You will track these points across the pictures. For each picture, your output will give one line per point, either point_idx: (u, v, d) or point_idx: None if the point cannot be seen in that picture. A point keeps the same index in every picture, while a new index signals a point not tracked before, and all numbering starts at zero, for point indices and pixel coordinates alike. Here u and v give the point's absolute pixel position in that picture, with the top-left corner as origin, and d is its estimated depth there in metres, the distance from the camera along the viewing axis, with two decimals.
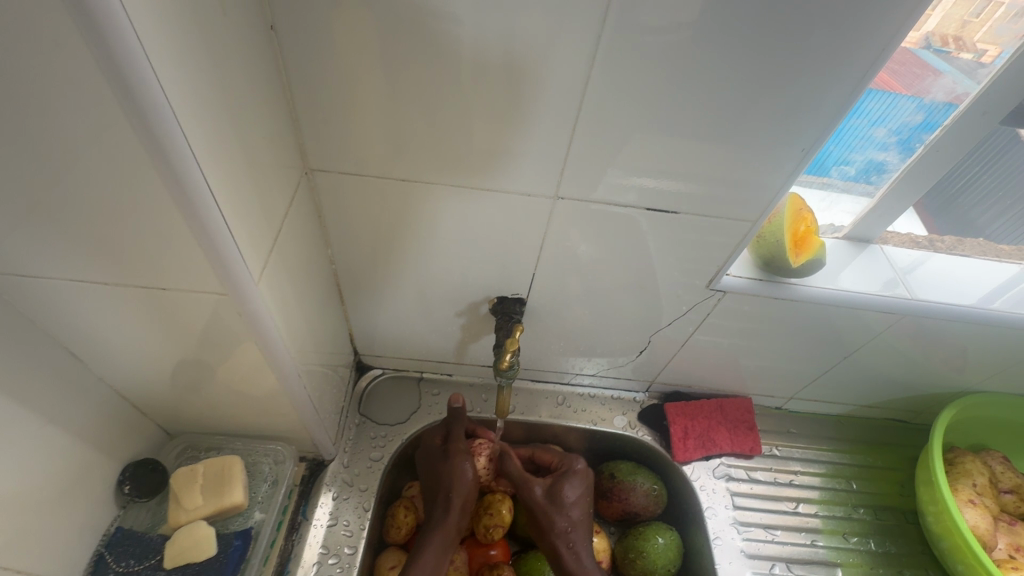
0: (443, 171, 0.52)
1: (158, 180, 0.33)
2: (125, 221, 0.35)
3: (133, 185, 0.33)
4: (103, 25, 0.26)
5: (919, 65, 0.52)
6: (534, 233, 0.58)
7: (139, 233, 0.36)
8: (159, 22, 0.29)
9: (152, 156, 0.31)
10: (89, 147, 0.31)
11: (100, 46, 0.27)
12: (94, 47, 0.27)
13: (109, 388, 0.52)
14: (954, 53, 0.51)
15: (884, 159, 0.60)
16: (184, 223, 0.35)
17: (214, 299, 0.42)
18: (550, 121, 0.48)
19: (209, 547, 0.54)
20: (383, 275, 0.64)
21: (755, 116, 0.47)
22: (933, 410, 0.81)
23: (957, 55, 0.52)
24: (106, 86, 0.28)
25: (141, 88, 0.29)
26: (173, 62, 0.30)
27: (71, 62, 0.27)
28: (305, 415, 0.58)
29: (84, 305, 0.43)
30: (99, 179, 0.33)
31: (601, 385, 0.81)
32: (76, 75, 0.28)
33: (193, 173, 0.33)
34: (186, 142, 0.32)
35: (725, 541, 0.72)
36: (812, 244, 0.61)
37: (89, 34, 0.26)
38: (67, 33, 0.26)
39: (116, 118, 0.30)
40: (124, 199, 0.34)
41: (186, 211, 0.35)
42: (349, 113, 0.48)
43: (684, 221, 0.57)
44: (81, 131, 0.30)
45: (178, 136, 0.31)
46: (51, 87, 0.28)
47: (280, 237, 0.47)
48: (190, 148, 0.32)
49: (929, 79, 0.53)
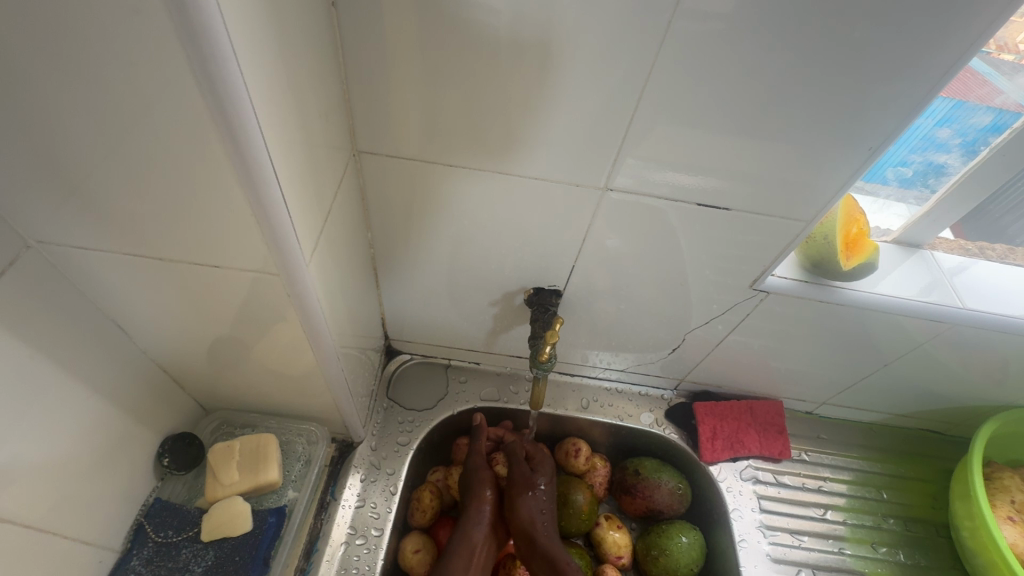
0: (487, 158, 0.51)
1: (220, 155, 0.32)
2: (184, 198, 0.35)
3: (197, 160, 0.33)
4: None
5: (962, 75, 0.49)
6: (575, 225, 0.57)
7: (197, 210, 0.36)
8: None
9: (220, 132, 0.31)
10: (154, 120, 0.31)
11: (180, 18, 0.26)
12: (176, 19, 0.26)
13: (152, 361, 0.53)
14: (995, 55, 0.49)
15: (943, 162, 0.57)
16: (243, 202, 0.35)
17: (262, 278, 0.42)
18: (606, 111, 0.47)
19: (245, 523, 0.55)
20: (418, 261, 0.63)
21: (825, 114, 0.45)
22: (970, 424, 0.79)
23: (998, 56, 0.50)
24: (184, 59, 0.28)
25: (216, 63, 0.28)
26: (247, 36, 0.29)
27: (148, 33, 0.27)
28: (339, 396, 0.59)
29: (133, 279, 0.43)
30: (162, 152, 0.33)
31: (629, 381, 0.81)
32: (153, 45, 0.27)
33: (259, 152, 0.33)
34: (255, 121, 0.31)
35: (750, 544, 0.71)
36: (864, 247, 0.59)
37: (171, 4, 0.26)
38: (148, 3, 0.26)
39: (188, 92, 0.29)
40: (187, 173, 0.34)
41: (247, 189, 0.34)
42: (398, 95, 0.47)
43: (733, 219, 0.55)
44: (149, 100, 0.30)
45: (249, 115, 0.31)
46: (127, 57, 0.28)
47: (329, 219, 0.46)
48: (259, 128, 0.32)
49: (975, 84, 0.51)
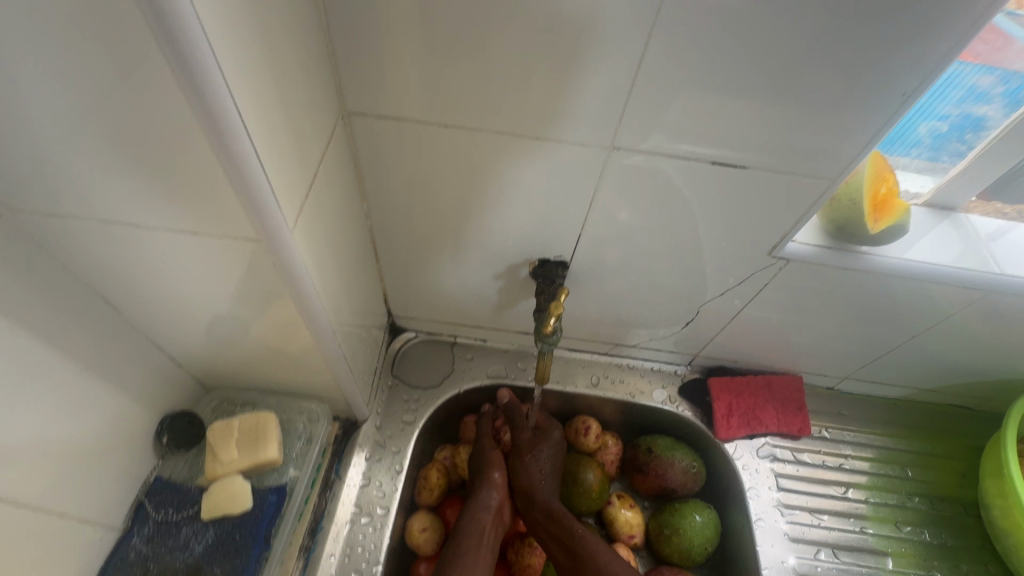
0: (484, 121, 0.48)
1: (187, 111, 0.30)
2: (158, 161, 0.33)
3: (166, 119, 0.31)
4: None
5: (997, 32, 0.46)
6: (581, 191, 0.54)
7: (176, 176, 0.34)
8: None
9: (184, 87, 0.29)
10: (114, 74, 0.29)
11: None
12: None
13: (146, 338, 0.52)
14: None
15: (983, 114, 0.52)
16: (218, 163, 0.33)
17: (248, 248, 0.40)
18: (611, 64, 0.43)
19: (246, 501, 0.54)
20: (418, 233, 0.61)
21: (856, 59, 0.41)
22: (1003, 398, 0.75)
23: None
24: (135, 1, 0.26)
25: (168, 3, 0.26)
26: None
27: None
28: (340, 374, 0.57)
29: (115, 250, 0.41)
30: (133, 112, 0.30)
31: (640, 357, 0.78)
32: None
33: (230, 110, 0.30)
34: (221, 74, 0.29)
35: (767, 523, 0.69)
36: (893, 207, 0.55)
37: None
38: None
39: (145, 36, 0.27)
40: (159, 134, 0.31)
41: (223, 152, 0.32)
42: (386, 53, 0.44)
43: (750, 177, 0.50)
44: (108, 50, 0.28)
45: (212, 67, 0.28)
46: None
47: (316, 183, 0.44)
48: (226, 82, 0.29)
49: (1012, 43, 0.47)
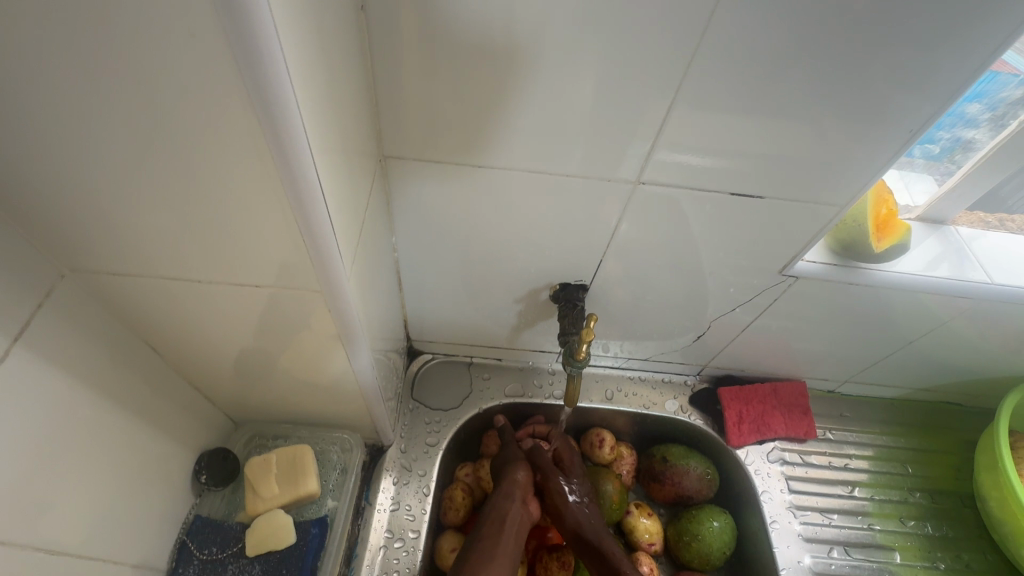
0: (513, 157, 0.50)
1: (268, 174, 0.31)
2: (227, 220, 0.35)
3: (245, 186, 0.32)
4: (245, 28, 0.25)
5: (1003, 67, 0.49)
6: (603, 218, 0.56)
7: (242, 233, 0.36)
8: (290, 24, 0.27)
9: (277, 166, 0.31)
10: (199, 145, 0.30)
11: (242, 52, 0.25)
12: (234, 52, 0.26)
13: (184, 378, 0.52)
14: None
15: (971, 137, 0.57)
16: (296, 229, 0.35)
17: (298, 292, 0.41)
18: (641, 102, 0.46)
19: (289, 535, 0.55)
20: (441, 261, 0.62)
21: (870, 96, 0.44)
22: (992, 395, 0.80)
23: None
24: (242, 95, 0.27)
25: (273, 97, 0.27)
26: (300, 68, 0.29)
27: (202, 62, 0.26)
28: (372, 403, 0.58)
29: (165, 298, 0.42)
30: (212, 178, 0.32)
31: (652, 369, 0.81)
32: (210, 76, 0.27)
33: (314, 185, 0.32)
34: (310, 154, 0.31)
35: (781, 525, 0.72)
36: (895, 228, 0.59)
37: (230, 36, 0.25)
38: (206, 32, 0.25)
39: (243, 122, 0.29)
40: (234, 197, 0.33)
41: (301, 218, 0.34)
42: (423, 98, 0.46)
43: (764, 206, 0.54)
44: (199, 127, 0.29)
45: (304, 149, 0.30)
46: (179, 86, 0.27)
47: (364, 228, 0.45)
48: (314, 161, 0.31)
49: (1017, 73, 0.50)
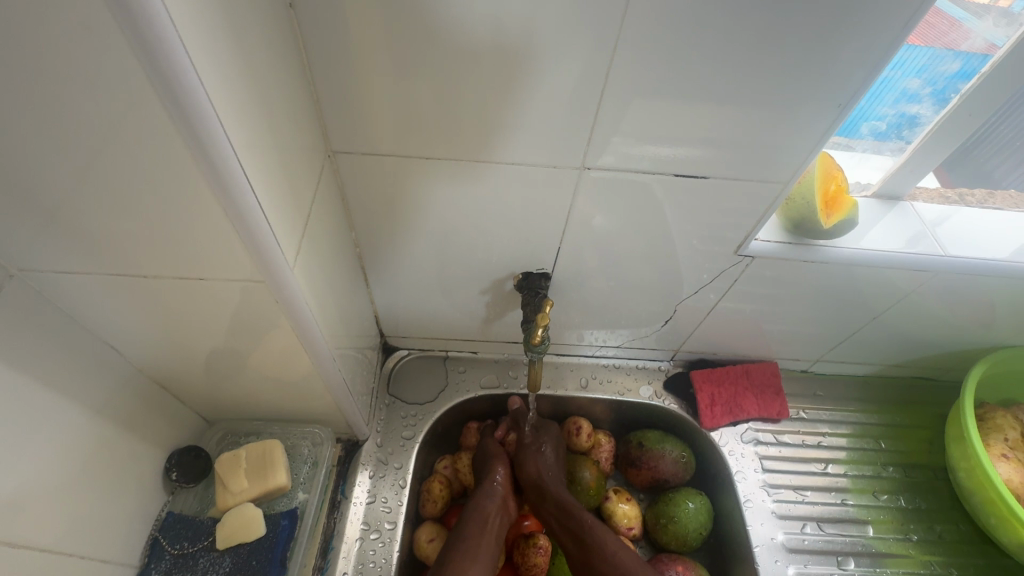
0: (463, 149, 0.51)
1: (193, 169, 0.32)
2: (163, 218, 0.36)
3: (173, 181, 0.33)
4: (143, 22, 0.26)
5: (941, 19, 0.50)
6: (558, 205, 0.57)
7: (182, 230, 0.37)
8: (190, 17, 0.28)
9: (196, 156, 0.32)
10: (121, 145, 0.31)
11: (141, 43, 0.27)
12: (135, 46, 0.27)
13: (150, 379, 0.53)
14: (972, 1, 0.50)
15: (916, 112, 0.57)
16: (225, 219, 0.36)
17: (249, 287, 0.42)
18: (576, 89, 0.47)
19: (259, 527, 0.56)
20: (405, 255, 0.63)
21: (797, 74, 0.45)
22: (963, 367, 0.81)
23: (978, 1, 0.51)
24: (150, 89, 0.28)
25: (181, 88, 0.28)
26: (209, 59, 0.30)
27: (108, 60, 0.27)
28: (339, 397, 0.59)
29: (119, 299, 0.43)
30: (140, 176, 0.33)
31: (626, 356, 0.82)
32: (117, 72, 0.28)
33: (236, 172, 0.33)
34: (227, 142, 0.32)
35: (755, 504, 0.73)
36: (843, 204, 0.60)
37: (128, 30, 0.26)
38: (105, 28, 0.26)
39: (155, 115, 0.30)
40: (165, 193, 0.34)
41: (230, 208, 0.35)
42: (367, 94, 0.47)
43: (710, 185, 0.55)
44: (116, 125, 0.30)
45: (221, 138, 0.32)
46: (92, 84, 0.28)
47: (311, 222, 0.46)
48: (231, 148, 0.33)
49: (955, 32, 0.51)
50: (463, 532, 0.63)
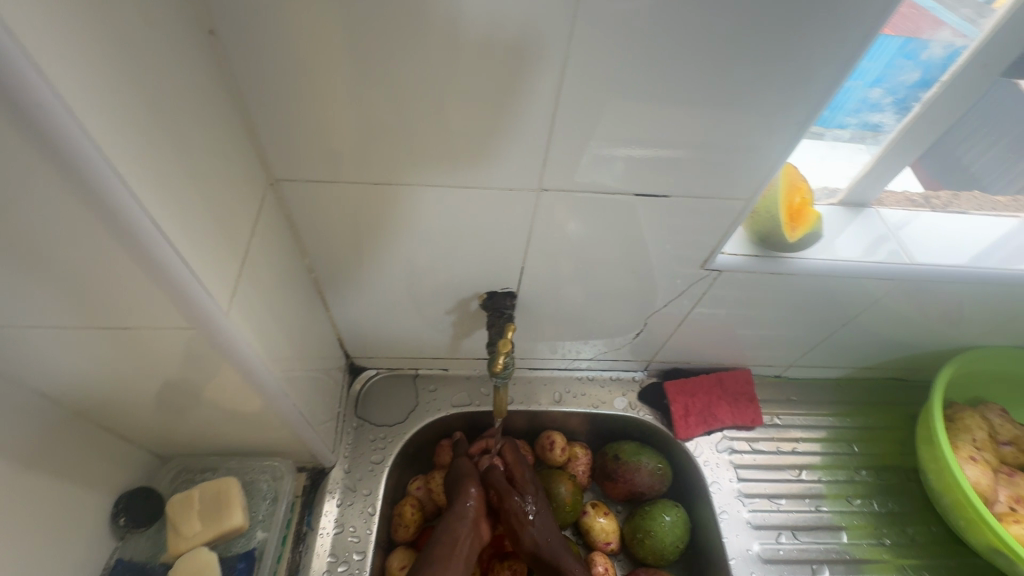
0: (416, 170, 0.49)
1: (96, 222, 0.30)
2: (77, 273, 0.33)
3: (78, 236, 0.30)
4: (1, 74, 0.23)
5: (915, 15, 0.48)
6: (519, 223, 0.56)
7: (98, 282, 0.34)
8: (70, 60, 0.25)
9: (97, 210, 0.29)
10: (7, 205, 0.28)
11: (4, 99, 0.24)
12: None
13: (91, 423, 0.50)
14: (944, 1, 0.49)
15: (879, 121, 0.57)
16: (142, 270, 0.33)
17: (183, 332, 0.39)
18: (528, 109, 0.45)
19: (213, 573, 0.54)
20: (365, 278, 0.61)
21: (752, 86, 0.45)
22: (931, 367, 0.81)
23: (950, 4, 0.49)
24: (27, 147, 0.26)
25: (64, 141, 0.26)
26: (99, 104, 0.27)
27: None
28: (299, 428, 0.57)
29: (41, 353, 0.40)
30: (35, 231, 0.29)
31: (599, 368, 0.81)
32: None
33: (143, 222, 0.31)
34: (129, 193, 0.29)
35: (731, 515, 0.72)
36: (807, 216, 0.59)
37: None
38: None
39: (40, 170, 0.27)
40: (73, 248, 0.31)
41: (142, 257, 0.32)
42: (310, 117, 0.45)
43: (673, 205, 0.55)
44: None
45: (119, 189, 0.29)
46: None
47: (249, 256, 0.44)
48: (135, 199, 0.30)
49: (926, 30, 0.49)
50: (432, 561, 0.61)
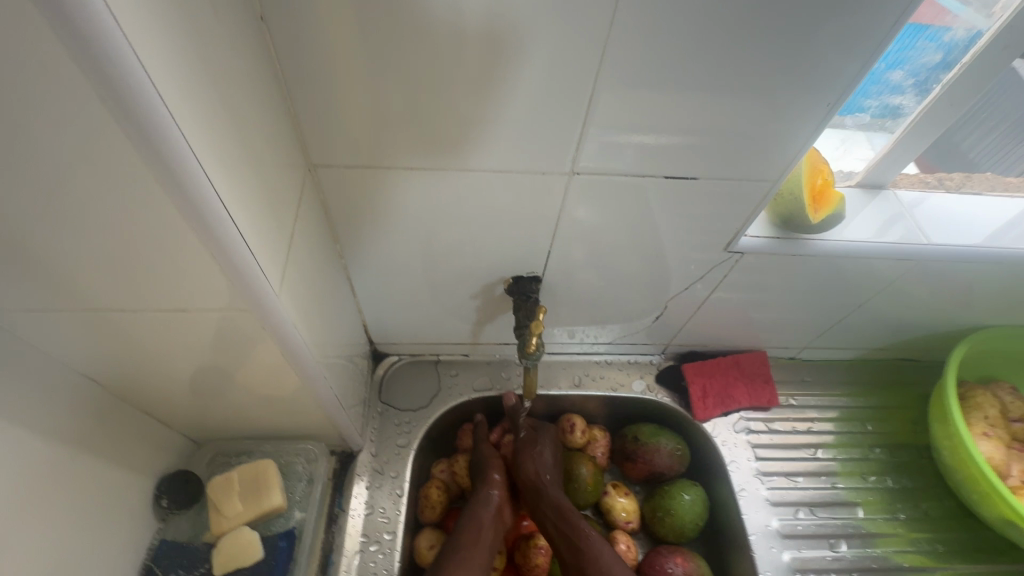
0: (448, 155, 0.50)
1: (162, 202, 0.31)
2: (142, 253, 0.34)
3: (146, 215, 0.31)
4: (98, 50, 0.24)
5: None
6: (547, 208, 0.57)
7: (159, 262, 0.35)
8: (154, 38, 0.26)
9: (169, 190, 0.30)
10: (88, 180, 0.29)
11: (102, 78, 0.25)
12: (92, 77, 0.25)
13: (133, 406, 0.52)
14: None
15: (900, 103, 0.58)
16: (205, 250, 0.34)
17: (232, 313, 0.40)
18: (563, 93, 0.46)
19: (256, 551, 0.56)
20: (392, 264, 0.62)
21: (786, 70, 0.45)
22: (942, 347, 0.83)
23: None
24: (114, 125, 0.27)
25: (149, 120, 0.27)
26: (176, 86, 0.28)
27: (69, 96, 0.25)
28: (332, 411, 0.58)
29: (94, 333, 0.41)
30: (106, 209, 0.31)
31: (617, 352, 0.82)
32: (77, 106, 0.26)
33: (213, 203, 0.32)
34: (203, 173, 0.31)
35: (750, 492, 0.74)
36: (831, 198, 0.60)
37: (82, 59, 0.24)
38: (60, 61, 0.24)
39: (120, 147, 0.28)
40: (139, 228, 0.32)
41: (207, 237, 0.33)
42: (347, 102, 0.45)
43: (699, 187, 0.55)
44: (81, 161, 0.28)
45: (195, 170, 0.30)
46: (50, 119, 0.26)
47: (295, 240, 0.45)
48: (208, 179, 0.31)
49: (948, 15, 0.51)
50: (458, 542, 0.62)
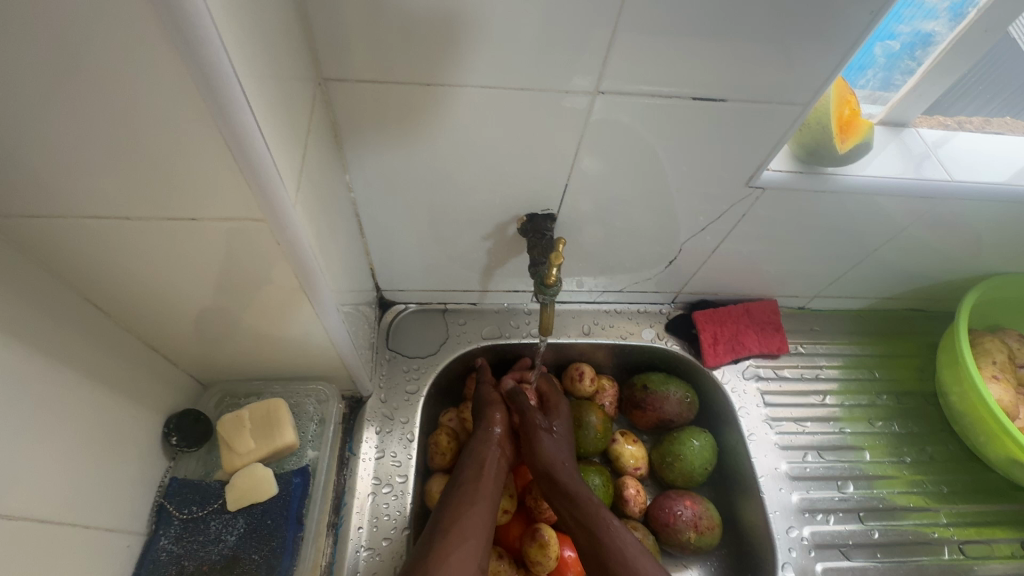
0: (466, 76, 0.47)
1: (179, 76, 0.29)
2: (155, 145, 0.32)
3: (161, 96, 0.30)
4: None
5: None
6: (567, 141, 0.54)
7: (172, 159, 0.33)
8: None
9: (186, 62, 0.28)
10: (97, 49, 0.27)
11: None
12: None
13: (139, 338, 0.50)
14: None
15: (931, 31, 0.56)
16: (221, 143, 0.32)
17: (246, 227, 0.38)
18: (595, 5, 0.43)
19: (271, 486, 0.54)
20: (402, 201, 0.60)
21: None
22: (951, 297, 0.83)
23: None
24: None
25: None
26: None
27: None
28: (344, 350, 0.57)
29: (100, 246, 0.39)
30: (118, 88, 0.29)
31: (627, 301, 0.81)
32: None
33: (233, 87, 0.30)
34: (224, 47, 0.29)
35: (759, 436, 0.74)
36: (859, 127, 0.58)
37: None
38: None
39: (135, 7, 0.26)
40: (152, 113, 0.30)
41: (225, 127, 0.32)
42: (361, 9, 0.42)
43: (728, 109, 0.51)
44: (93, 23, 0.26)
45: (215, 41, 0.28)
46: None
47: (307, 158, 0.42)
48: (230, 57, 0.29)
49: None
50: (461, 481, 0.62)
